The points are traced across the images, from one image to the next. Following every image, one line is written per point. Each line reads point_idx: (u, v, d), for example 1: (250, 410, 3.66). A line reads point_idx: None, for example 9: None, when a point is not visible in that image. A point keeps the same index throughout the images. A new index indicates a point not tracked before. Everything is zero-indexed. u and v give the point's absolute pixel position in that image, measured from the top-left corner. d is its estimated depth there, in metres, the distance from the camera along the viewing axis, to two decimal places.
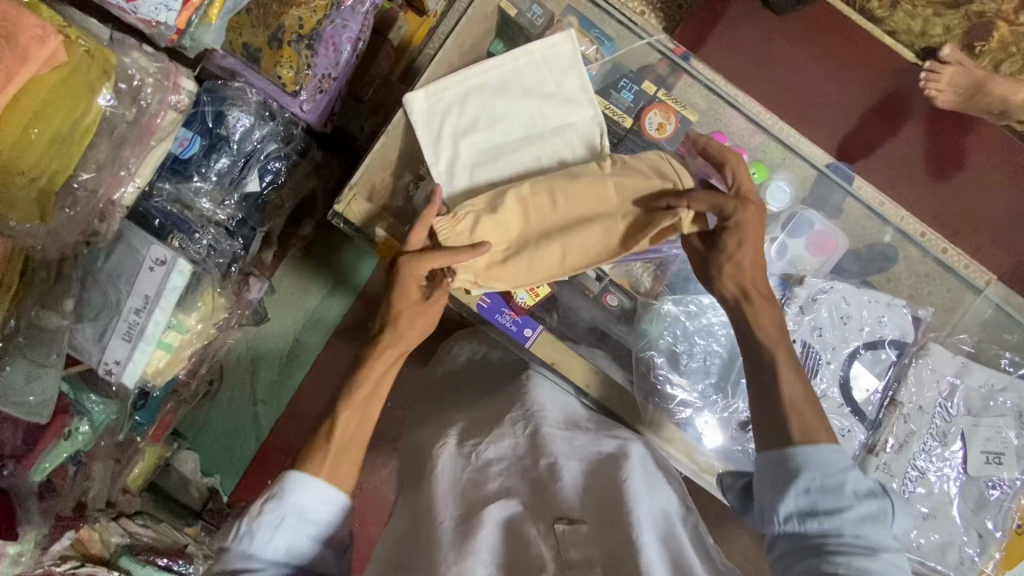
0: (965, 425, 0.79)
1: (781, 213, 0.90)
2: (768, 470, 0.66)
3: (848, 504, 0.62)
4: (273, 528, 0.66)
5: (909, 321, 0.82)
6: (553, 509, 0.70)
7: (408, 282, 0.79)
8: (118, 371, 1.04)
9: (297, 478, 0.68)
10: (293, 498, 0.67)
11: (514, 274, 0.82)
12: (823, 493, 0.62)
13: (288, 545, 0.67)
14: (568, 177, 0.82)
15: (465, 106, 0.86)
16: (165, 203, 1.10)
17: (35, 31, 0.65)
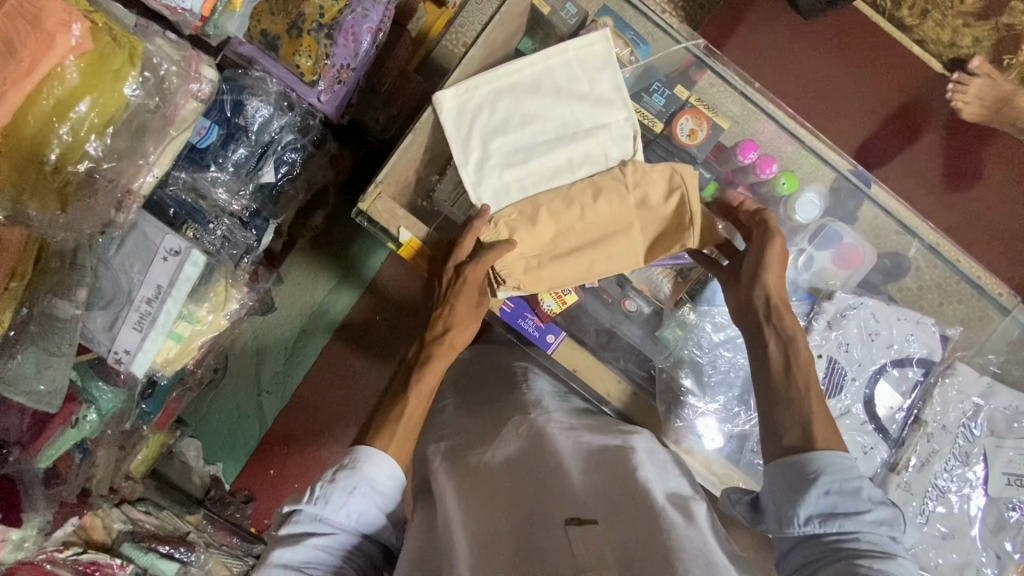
0: (988, 445, 0.79)
1: (809, 225, 0.89)
2: (784, 478, 0.64)
3: (866, 508, 0.60)
4: (345, 494, 0.66)
5: (936, 338, 0.81)
6: (561, 511, 0.67)
7: (466, 289, 0.79)
8: (127, 360, 1.04)
9: (374, 453, 0.69)
10: (369, 469, 0.68)
11: (550, 279, 0.83)
12: (841, 491, 0.61)
13: (357, 513, 0.67)
14: (590, 189, 0.83)
15: (496, 105, 0.84)
16: (180, 192, 1.08)
17: (61, 17, 0.63)
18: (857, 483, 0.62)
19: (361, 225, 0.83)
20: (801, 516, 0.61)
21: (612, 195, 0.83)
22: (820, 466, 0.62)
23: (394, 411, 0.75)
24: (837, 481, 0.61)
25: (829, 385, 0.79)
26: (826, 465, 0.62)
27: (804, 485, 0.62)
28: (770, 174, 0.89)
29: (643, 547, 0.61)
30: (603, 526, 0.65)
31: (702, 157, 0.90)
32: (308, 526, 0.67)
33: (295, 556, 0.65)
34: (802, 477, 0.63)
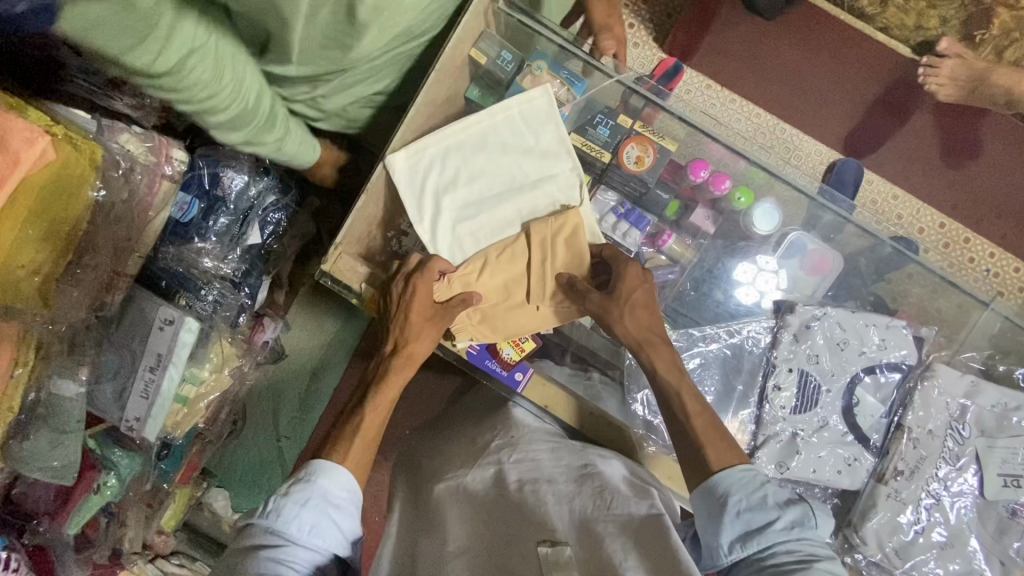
0: (979, 446, 0.76)
1: (772, 235, 0.89)
2: (701, 505, 0.67)
3: (776, 515, 0.63)
4: (297, 506, 0.66)
5: (910, 340, 0.79)
6: (537, 535, 0.67)
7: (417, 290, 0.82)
8: (138, 427, 1.09)
9: (329, 464, 0.71)
10: (322, 480, 0.69)
11: (504, 325, 0.86)
12: (749, 508, 0.65)
13: (309, 525, 0.65)
14: (558, 239, 0.86)
15: (450, 164, 0.91)
16: (171, 264, 1.13)
17: (24, 134, 0.65)
18: (762, 494, 0.66)
19: (325, 284, 0.86)
20: (724, 544, 0.65)
21: (567, 239, 0.86)
22: (727, 487, 0.67)
23: (353, 422, 0.78)
24: (745, 500, 0.65)
25: (802, 399, 0.79)
26: (731, 486, 0.66)
27: (720, 513, 0.66)
28: (725, 190, 0.90)
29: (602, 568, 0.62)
30: (576, 553, 0.65)
31: (654, 181, 0.91)
32: (258, 543, 0.65)
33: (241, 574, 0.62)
34: (716, 501, 0.67)
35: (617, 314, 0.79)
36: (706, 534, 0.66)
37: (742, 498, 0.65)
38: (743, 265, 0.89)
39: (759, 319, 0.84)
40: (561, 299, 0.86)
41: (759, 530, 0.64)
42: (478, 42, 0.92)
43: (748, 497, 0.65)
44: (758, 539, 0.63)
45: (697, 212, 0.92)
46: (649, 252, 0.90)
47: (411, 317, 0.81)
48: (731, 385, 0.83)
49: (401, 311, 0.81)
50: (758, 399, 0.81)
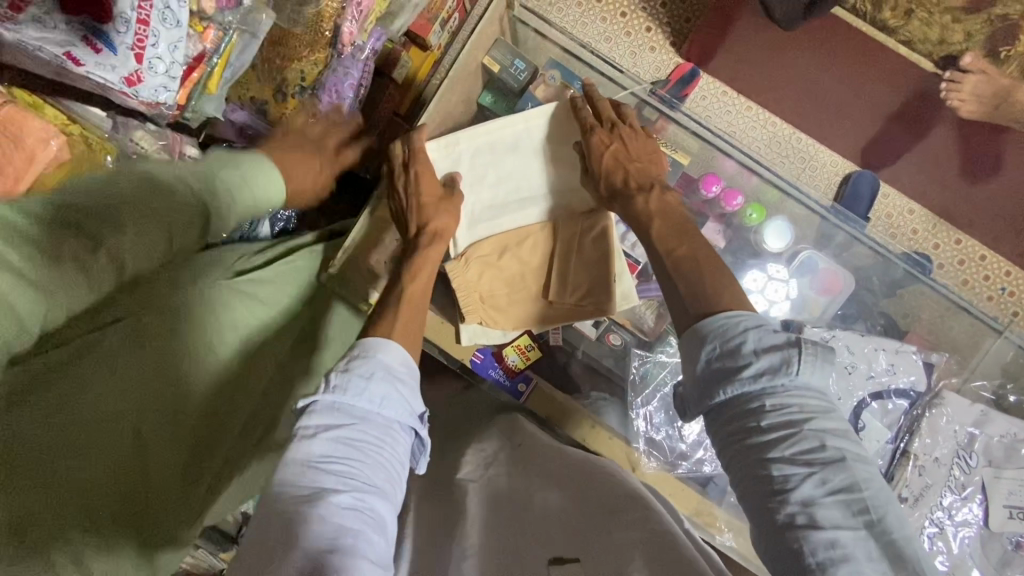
0: (986, 476, 0.75)
1: (786, 250, 0.89)
2: (684, 350, 0.63)
3: (747, 361, 0.58)
4: (363, 381, 0.61)
5: (920, 366, 0.78)
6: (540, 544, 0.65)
7: (422, 176, 0.84)
8: None
9: (381, 340, 0.66)
10: (382, 354, 0.64)
11: (516, 315, 0.88)
12: (719, 358, 0.60)
13: (380, 398, 0.61)
14: (573, 237, 0.88)
15: (464, 171, 0.90)
16: None
17: (40, 134, 0.69)
18: (740, 340, 0.59)
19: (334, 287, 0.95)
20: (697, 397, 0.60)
21: (591, 239, 0.88)
22: (703, 334, 0.61)
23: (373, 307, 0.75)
24: (719, 349, 0.60)
25: None
26: (708, 333, 0.61)
27: (695, 353, 0.61)
28: (735, 206, 0.89)
29: None
30: None
31: None
32: (325, 421, 0.59)
33: (314, 452, 0.57)
34: (694, 345, 0.62)
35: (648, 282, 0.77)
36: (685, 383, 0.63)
37: (711, 348, 0.60)
38: (754, 273, 0.88)
39: None
40: (581, 301, 0.87)
41: (731, 380, 0.59)
42: (492, 50, 0.92)
43: (720, 346, 0.60)
44: (729, 388, 0.59)
45: (708, 225, 0.91)
46: None
47: (437, 205, 0.83)
48: None
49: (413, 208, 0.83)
50: None
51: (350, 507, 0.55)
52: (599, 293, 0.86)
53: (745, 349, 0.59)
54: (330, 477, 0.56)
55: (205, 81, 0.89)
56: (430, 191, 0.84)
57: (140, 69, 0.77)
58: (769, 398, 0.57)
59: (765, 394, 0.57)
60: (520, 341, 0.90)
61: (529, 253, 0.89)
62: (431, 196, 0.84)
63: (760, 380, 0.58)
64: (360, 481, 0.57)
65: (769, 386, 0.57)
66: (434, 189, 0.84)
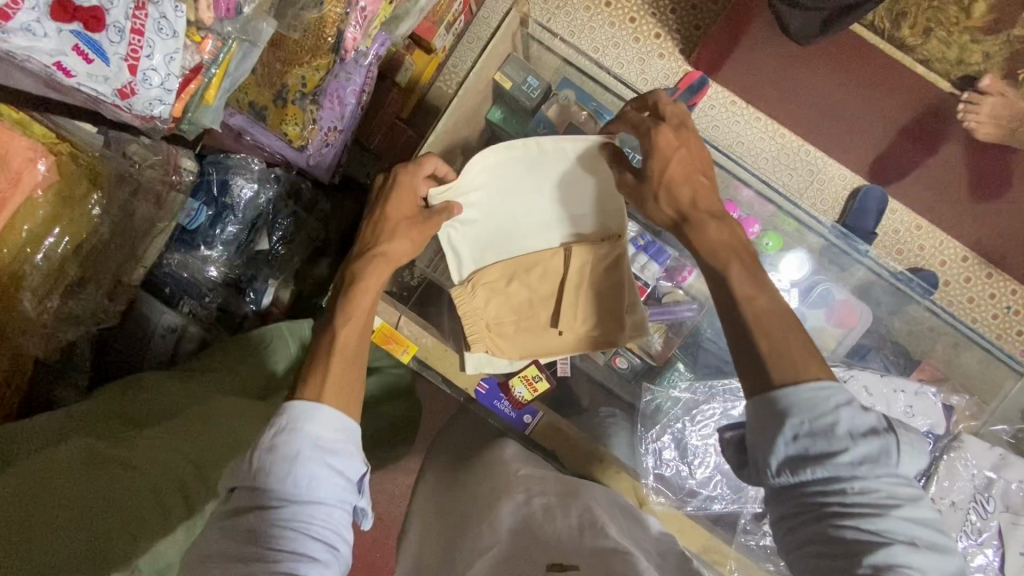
0: (1003, 523, 0.73)
1: (802, 280, 0.86)
2: (757, 418, 0.57)
3: (842, 447, 0.53)
4: (286, 460, 0.60)
5: (938, 409, 0.76)
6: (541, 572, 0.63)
7: (397, 194, 0.79)
8: None
9: (310, 407, 0.63)
10: (307, 426, 0.62)
11: (523, 346, 0.85)
12: (811, 434, 0.54)
13: (304, 477, 0.60)
14: (585, 265, 0.86)
15: (475, 199, 0.87)
16: (176, 270, 1.13)
17: (26, 155, 0.66)
18: (833, 419, 0.54)
19: None
20: (772, 469, 0.56)
21: (606, 267, 0.86)
22: (790, 406, 0.56)
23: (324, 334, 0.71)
24: (807, 424, 0.55)
25: None
26: (795, 407, 0.55)
27: (775, 425, 0.56)
28: (752, 234, 0.87)
29: None
30: None
31: None
32: (251, 500, 0.60)
33: (241, 533, 0.58)
34: (771, 416, 0.57)
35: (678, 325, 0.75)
36: (757, 450, 0.57)
37: (802, 423, 0.54)
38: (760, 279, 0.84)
39: None
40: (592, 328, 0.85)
41: (817, 458, 0.54)
42: (504, 67, 0.89)
43: (812, 422, 0.54)
44: (816, 468, 0.54)
45: None
46: (667, 286, 0.93)
47: (400, 225, 0.78)
48: None
49: (382, 222, 0.77)
50: None
51: None
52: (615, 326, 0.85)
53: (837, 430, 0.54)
54: (254, 560, 0.56)
55: (202, 92, 0.85)
56: (401, 209, 0.78)
57: (133, 81, 0.73)
58: (857, 483, 0.53)
59: (854, 480, 0.53)
60: (526, 371, 0.85)
61: (540, 279, 0.86)
62: (401, 216, 0.78)
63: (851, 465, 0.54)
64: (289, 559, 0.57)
65: (863, 474, 0.53)
66: (410, 203, 0.79)
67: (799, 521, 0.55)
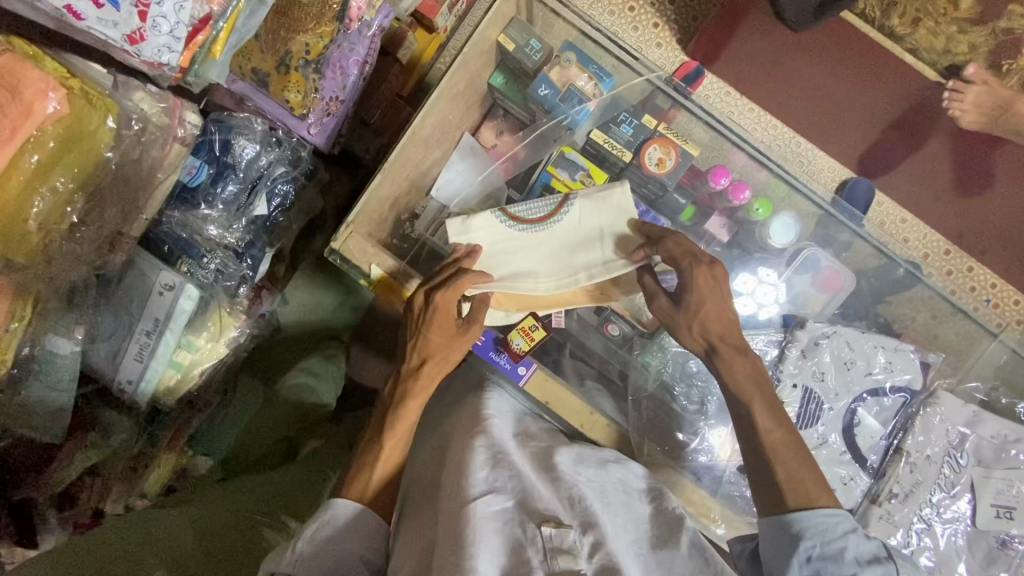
0: (975, 475, 0.76)
1: (787, 248, 0.89)
2: (769, 537, 0.68)
3: (851, 571, 0.64)
4: (327, 544, 0.67)
5: (916, 365, 0.80)
6: (535, 508, 0.66)
7: (437, 318, 0.79)
8: (130, 390, 1.11)
9: (348, 503, 0.72)
10: (343, 516, 0.70)
11: (525, 300, 0.88)
12: (822, 557, 0.65)
13: (340, 556, 0.66)
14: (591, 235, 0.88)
15: (503, 260, 0.87)
16: (175, 229, 1.12)
17: (39, 86, 0.65)
18: (841, 545, 0.66)
19: (334, 262, 0.85)
20: None
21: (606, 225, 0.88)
22: (802, 529, 0.67)
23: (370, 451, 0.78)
24: (819, 546, 0.66)
25: (804, 415, 0.79)
26: (806, 530, 0.66)
27: (791, 548, 0.66)
28: (743, 200, 0.90)
29: None
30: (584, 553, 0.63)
31: (674, 184, 0.91)
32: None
33: None
34: (786, 538, 0.67)
35: (683, 326, 0.79)
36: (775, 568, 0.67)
37: (815, 546, 0.65)
38: (743, 277, 0.88)
39: (767, 332, 0.83)
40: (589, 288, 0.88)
41: None
42: (508, 28, 0.93)
43: (823, 546, 0.65)
44: None
45: (713, 219, 0.92)
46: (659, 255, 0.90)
47: (432, 334, 0.80)
48: None
49: (423, 350, 0.81)
50: None
51: None
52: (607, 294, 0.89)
53: (845, 555, 0.66)
54: None
55: (210, 44, 0.86)
56: (443, 331, 0.80)
57: (143, 27, 0.74)
58: None
59: None
60: (525, 323, 0.88)
61: (548, 248, 0.88)
62: (441, 337, 0.80)
63: None
64: None
65: None
66: (449, 331, 0.81)
67: None
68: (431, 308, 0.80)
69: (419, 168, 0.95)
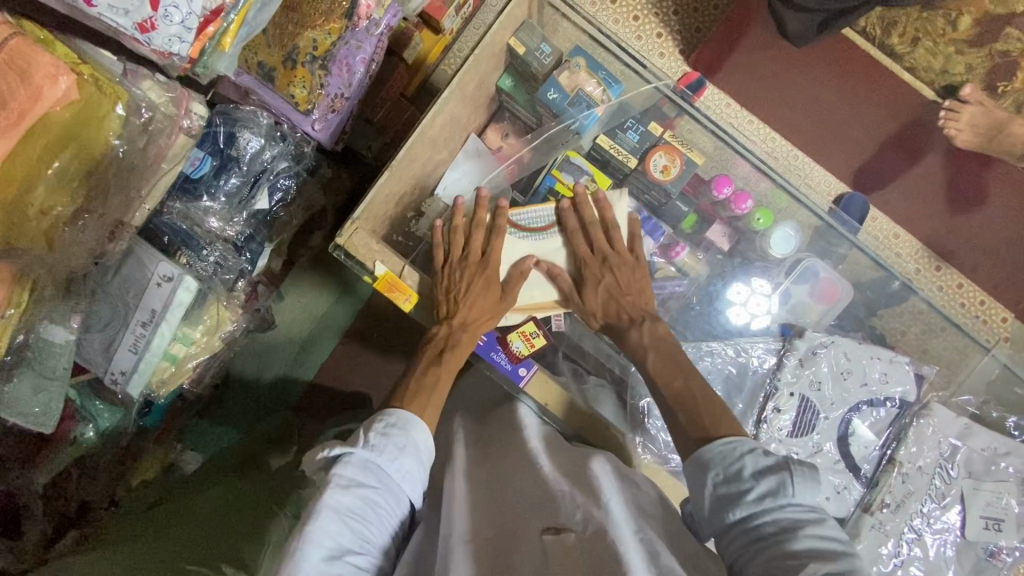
0: (966, 487, 0.78)
1: (785, 259, 0.91)
2: (693, 476, 0.70)
3: (749, 483, 0.65)
4: (398, 449, 0.70)
5: (911, 377, 0.81)
6: (539, 524, 0.65)
7: (487, 273, 0.85)
8: (122, 381, 1.09)
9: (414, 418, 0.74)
10: (411, 434, 0.72)
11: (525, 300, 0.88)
12: (724, 480, 0.67)
13: (401, 471, 0.70)
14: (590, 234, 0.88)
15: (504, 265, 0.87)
16: (176, 220, 1.11)
17: (48, 70, 0.65)
18: (740, 464, 0.67)
19: (339, 258, 0.85)
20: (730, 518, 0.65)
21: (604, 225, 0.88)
22: (708, 458, 0.69)
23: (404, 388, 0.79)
24: (722, 472, 0.67)
25: (799, 424, 0.80)
26: (712, 458, 0.69)
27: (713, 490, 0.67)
28: (744, 210, 0.92)
29: (606, 563, 0.58)
30: (579, 539, 0.62)
31: (678, 191, 0.92)
32: (358, 475, 0.66)
33: (343, 502, 0.63)
34: (699, 469, 0.69)
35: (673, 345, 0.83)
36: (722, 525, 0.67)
37: (719, 472, 0.67)
38: (739, 285, 0.91)
39: (766, 341, 0.85)
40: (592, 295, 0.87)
41: (744, 509, 0.64)
42: (518, 32, 0.94)
43: (725, 470, 0.67)
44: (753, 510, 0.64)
45: (713, 228, 0.94)
46: (660, 261, 0.92)
47: (476, 292, 0.84)
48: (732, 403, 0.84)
49: (461, 305, 0.83)
50: (758, 418, 0.81)
51: (355, 567, 0.62)
52: (618, 286, 0.87)
53: (745, 471, 0.66)
54: (349, 537, 0.63)
55: (220, 37, 0.85)
56: (489, 292, 0.85)
57: (154, 16, 0.75)
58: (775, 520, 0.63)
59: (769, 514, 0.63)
60: (525, 327, 0.89)
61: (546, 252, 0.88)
62: (486, 297, 0.85)
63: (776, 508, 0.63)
64: (366, 548, 0.65)
65: (772, 507, 0.63)
66: (494, 293, 0.85)
67: (751, 561, 0.62)
68: (483, 261, 0.86)
69: (424, 168, 0.95)
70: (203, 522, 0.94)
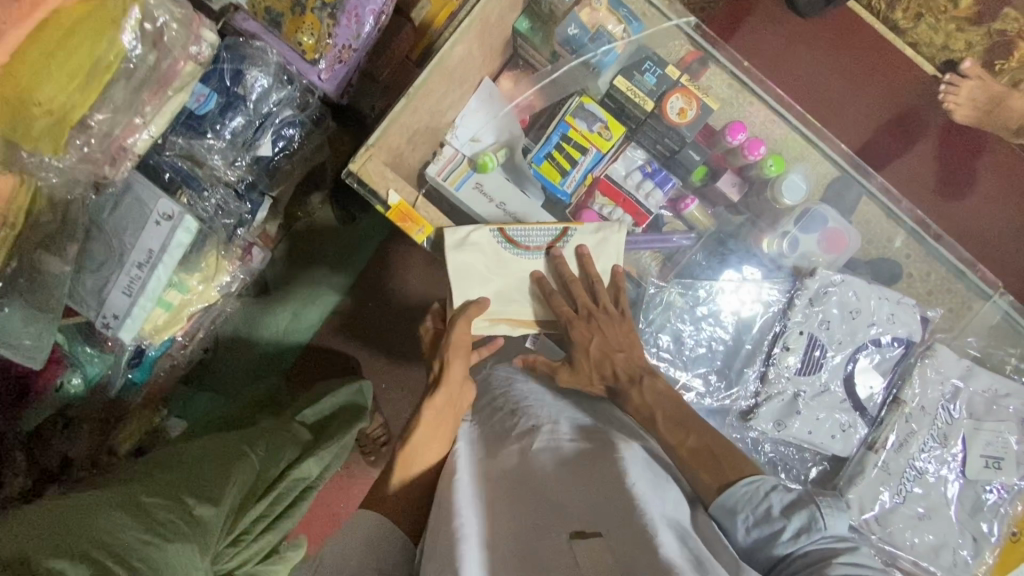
0: (967, 428, 0.86)
1: (795, 208, 0.92)
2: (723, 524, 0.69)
3: (779, 524, 0.64)
4: None
5: (917, 320, 0.88)
6: (563, 525, 0.64)
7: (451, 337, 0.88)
8: (115, 325, 1.02)
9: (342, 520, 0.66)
10: None
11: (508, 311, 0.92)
12: (755, 521, 0.66)
13: None
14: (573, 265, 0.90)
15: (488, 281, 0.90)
16: (177, 157, 1.09)
17: None
18: (767, 504, 0.67)
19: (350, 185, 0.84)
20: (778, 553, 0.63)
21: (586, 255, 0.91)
22: (734, 503, 0.68)
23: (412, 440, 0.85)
24: (751, 516, 0.66)
25: (807, 362, 0.88)
26: (737, 503, 0.68)
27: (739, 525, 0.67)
28: (757, 156, 0.92)
29: (637, 550, 0.56)
30: (608, 540, 0.60)
31: (692, 138, 0.93)
32: None
33: None
34: (727, 514, 0.68)
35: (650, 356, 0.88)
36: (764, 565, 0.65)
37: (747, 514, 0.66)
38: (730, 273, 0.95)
39: (778, 284, 0.92)
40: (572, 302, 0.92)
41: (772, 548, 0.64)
42: None
43: (751, 513, 0.66)
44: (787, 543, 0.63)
45: (724, 177, 0.96)
46: (667, 215, 0.97)
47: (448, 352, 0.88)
48: (741, 343, 0.94)
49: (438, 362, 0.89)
50: (767, 357, 0.90)
51: None
52: (606, 341, 0.89)
53: (771, 511, 0.66)
54: None
55: None
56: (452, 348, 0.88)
57: None
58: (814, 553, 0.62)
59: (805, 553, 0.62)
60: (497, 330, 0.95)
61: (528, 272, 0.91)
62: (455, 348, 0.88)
63: (801, 540, 0.63)
64: None
65: (806, 543, 0.62)
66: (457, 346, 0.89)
67: None
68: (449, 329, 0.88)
69: (437, 109, 0.94)
70: (192, 457, 0.88)
